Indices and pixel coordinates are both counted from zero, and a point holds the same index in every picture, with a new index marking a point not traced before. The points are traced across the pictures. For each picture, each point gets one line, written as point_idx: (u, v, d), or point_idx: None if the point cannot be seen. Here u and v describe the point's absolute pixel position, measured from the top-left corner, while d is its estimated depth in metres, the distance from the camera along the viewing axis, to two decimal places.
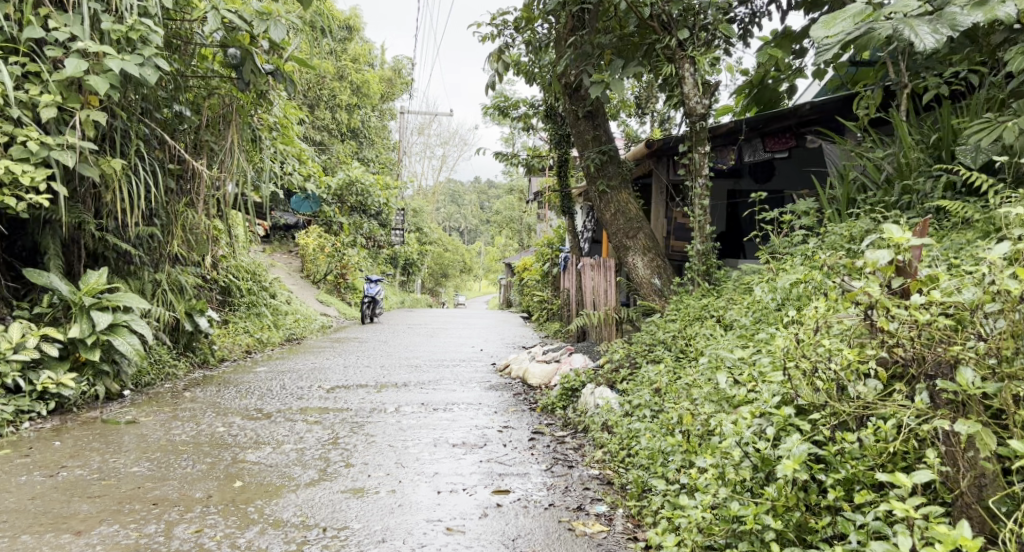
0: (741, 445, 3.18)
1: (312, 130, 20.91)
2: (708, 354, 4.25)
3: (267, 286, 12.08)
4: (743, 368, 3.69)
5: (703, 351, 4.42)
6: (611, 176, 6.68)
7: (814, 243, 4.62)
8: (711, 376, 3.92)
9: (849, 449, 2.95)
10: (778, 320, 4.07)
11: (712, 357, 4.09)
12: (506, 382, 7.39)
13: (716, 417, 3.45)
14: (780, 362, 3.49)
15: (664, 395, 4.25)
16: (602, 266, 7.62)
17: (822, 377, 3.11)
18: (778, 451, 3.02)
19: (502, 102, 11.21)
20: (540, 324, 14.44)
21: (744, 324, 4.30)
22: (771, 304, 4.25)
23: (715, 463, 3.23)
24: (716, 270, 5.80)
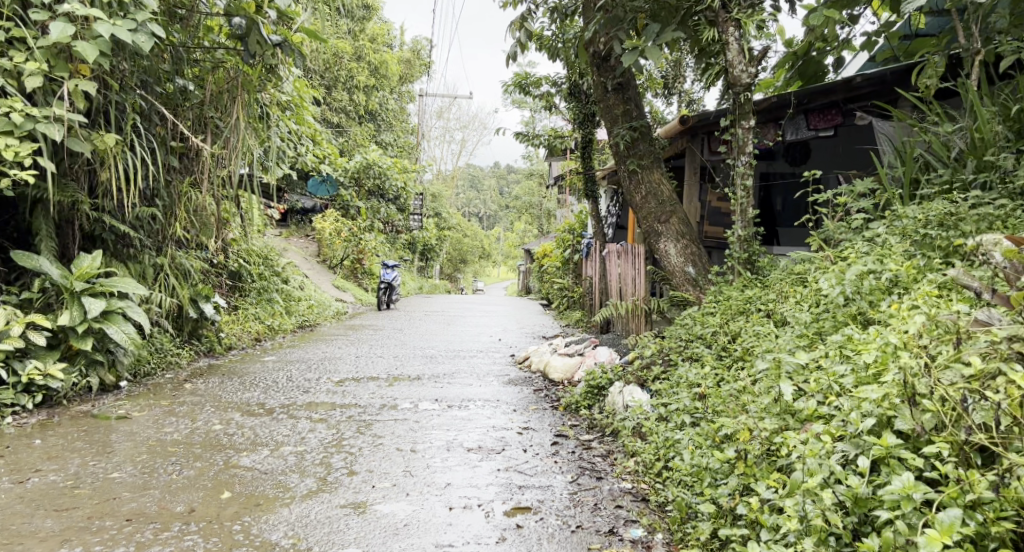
0: (828, 481, 2.74)
1: (328, 112, 20.47)
2: (759, 355, 3.76)
3: (280, 271, 11.70)
4: (812, 378, 3.20)
5: (752, 350, 3.93)
6: (643, 155, 6.15)
7: (881, 230, 4.10)
8: (766, 380, 3.43)
9: (978, 494, 2.46)
10: (841, 318, 3.57)
11: (765, 358, 3.60)
12: (526, 375, 6.95)
13: (782, 436, 3.01)
14: (866, 378, 3.03)
15: (708, 399, 3.77)
16: (629, 253, 7.12)
17: (933, 401, 2.69)
18: (875, 493, 2.60)
19: (523, 79, 10.66)
20: (561, 313, 13.96)
21: (801, 320, 3.80)
22: (831, 298, 3.75)
23: (791, 500, 2.76)
24: (760, 259, 5.29)
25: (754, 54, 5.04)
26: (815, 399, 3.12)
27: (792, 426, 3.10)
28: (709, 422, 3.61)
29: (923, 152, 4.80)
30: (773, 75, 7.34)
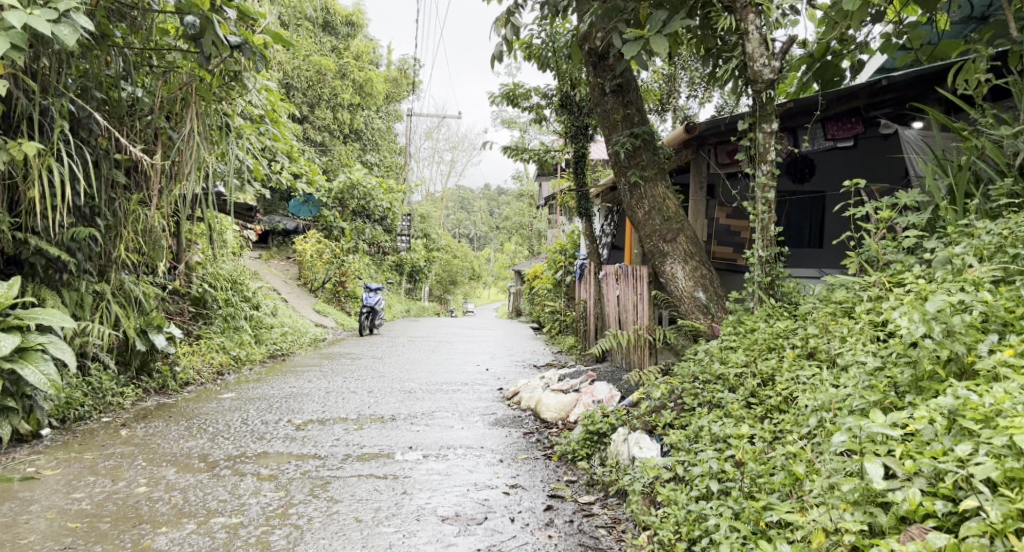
0: None
1: (311, 131, 19.75)
2: (812, 413, 3.03)
3: (251, 297, 10.89)
4: (900, 454, 2.52)
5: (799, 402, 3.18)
6: (646, 165, 5.42)
7: (957, 248, 3.35)
8: (831, 450, 2.69)
9: None
10: (920, 369, 2.82)
11: (831, 421, 2.86)
12: (514, 414, 6.17)
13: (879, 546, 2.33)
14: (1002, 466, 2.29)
15: (746, 465, 3.03)
16: (628, 276, 6.39)
17: None
18: None
19: (511, 90, 9.92)
20: (553, 339, 13.21)
21: (859, 365, 3.06)
22: (899, 336, 3.01)
23: None
24: (785, 284, 4.58)
25: (777, 46, 4.34)
26: (920, 489, 2.40)
27: (886, 527, 2.41)
28: (754, 499, 2.88)
29: (978, 159, 4.11)
30: (786, 81, 6.68)
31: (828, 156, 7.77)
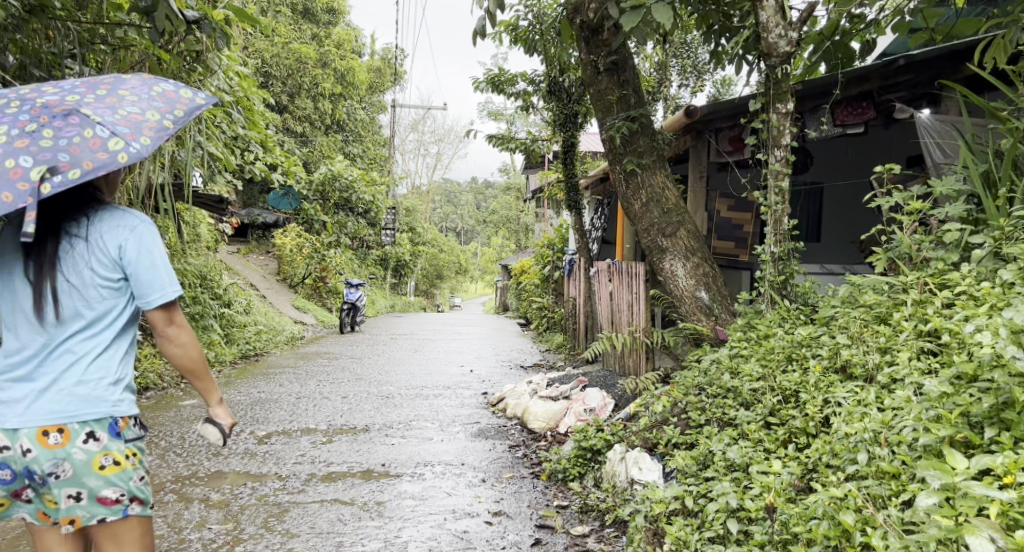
0: None
1: (291, 122, 19.10)
2: (857, 443, 2.53)
3: (222, 294, 10.34)
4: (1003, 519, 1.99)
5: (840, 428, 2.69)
6: (643, 152, 4.95)
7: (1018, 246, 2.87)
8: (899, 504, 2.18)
9: None
10: (1001, 397, 2.32)
11: (892, 459, 2.36)
12: (499, 423, 5.70)
13: None
14: None
15: (775, 505, 2.53)
16: (622, 274, 5.93)
17: None
18: None
19: (496, 75, 9.37)
20: (540, 336, 12.78)
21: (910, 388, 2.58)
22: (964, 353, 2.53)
23: None
24: (799, 285, 4.11)
25: (795, 14, 3.86)
26: None
27: None
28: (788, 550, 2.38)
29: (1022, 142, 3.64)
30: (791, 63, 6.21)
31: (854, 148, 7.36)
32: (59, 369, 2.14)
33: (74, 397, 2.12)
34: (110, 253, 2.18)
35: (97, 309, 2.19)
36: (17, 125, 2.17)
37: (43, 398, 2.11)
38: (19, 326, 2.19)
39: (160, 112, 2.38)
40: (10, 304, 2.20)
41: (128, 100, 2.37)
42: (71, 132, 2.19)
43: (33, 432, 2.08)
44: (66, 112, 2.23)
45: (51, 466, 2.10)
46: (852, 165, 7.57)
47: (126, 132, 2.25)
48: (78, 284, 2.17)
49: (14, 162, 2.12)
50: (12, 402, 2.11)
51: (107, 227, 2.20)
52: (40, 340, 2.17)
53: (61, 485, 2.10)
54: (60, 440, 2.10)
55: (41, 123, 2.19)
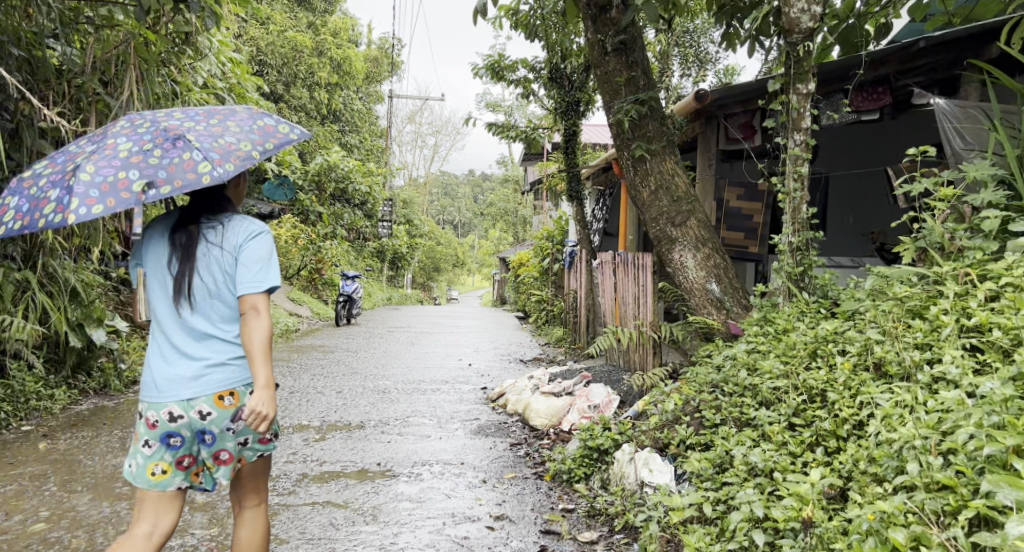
0: None
1: (286, 111, 18.79)
2: (902, 452, 2.30)
3: None
4: None
5: (879, 435, 2.47)
6: (652, 137, 4.72)
7: None
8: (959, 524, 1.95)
9: None
10: None
11: (947, 471, 2.14)
12: (500, 420, 5.49)
13: None
14: None
15: (811, 520, 2.31)
16: (628, 265, 5.71)
17: None
18: None
19: (496, 61, 9.13)
20: (539, 330, 12.58)
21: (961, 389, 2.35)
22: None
23: None
24: (818, 277, 3.89)
25: None
26: None
27: None
28: None
29: None
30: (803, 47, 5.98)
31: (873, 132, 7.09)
32: (205, 352, 2.47)
33: (228, 371, 2.48)
34: (231, 248, 2.48)
35: (228, 299, 2.51)
36: (136, 145, 2.57)
37: (199, 375, 2.45)
38: (166, 317, 2.53)
39: (253, 143, 2.71)
40: (160, 299, 2.55)
41: (231, 131, 2.73)
42: (175, 153, 2.55)
43: (204, 400, 2.44)
44: (176, 137, 2.60)
45: (225, 425, 2.48)
46: (862, 155, 7.35)
47: (218, 158, 2.58)
48: (212, 279, 2.50)
49: (124, 175, 2.49)
50: (172, 380, 2.44)
51: (232, 230, 2.52)
52: (186, 327, 2.50)
53: (235, 438, 2.50)
54: (230, 402, 2.47)
55: (155, 145, 2.56)
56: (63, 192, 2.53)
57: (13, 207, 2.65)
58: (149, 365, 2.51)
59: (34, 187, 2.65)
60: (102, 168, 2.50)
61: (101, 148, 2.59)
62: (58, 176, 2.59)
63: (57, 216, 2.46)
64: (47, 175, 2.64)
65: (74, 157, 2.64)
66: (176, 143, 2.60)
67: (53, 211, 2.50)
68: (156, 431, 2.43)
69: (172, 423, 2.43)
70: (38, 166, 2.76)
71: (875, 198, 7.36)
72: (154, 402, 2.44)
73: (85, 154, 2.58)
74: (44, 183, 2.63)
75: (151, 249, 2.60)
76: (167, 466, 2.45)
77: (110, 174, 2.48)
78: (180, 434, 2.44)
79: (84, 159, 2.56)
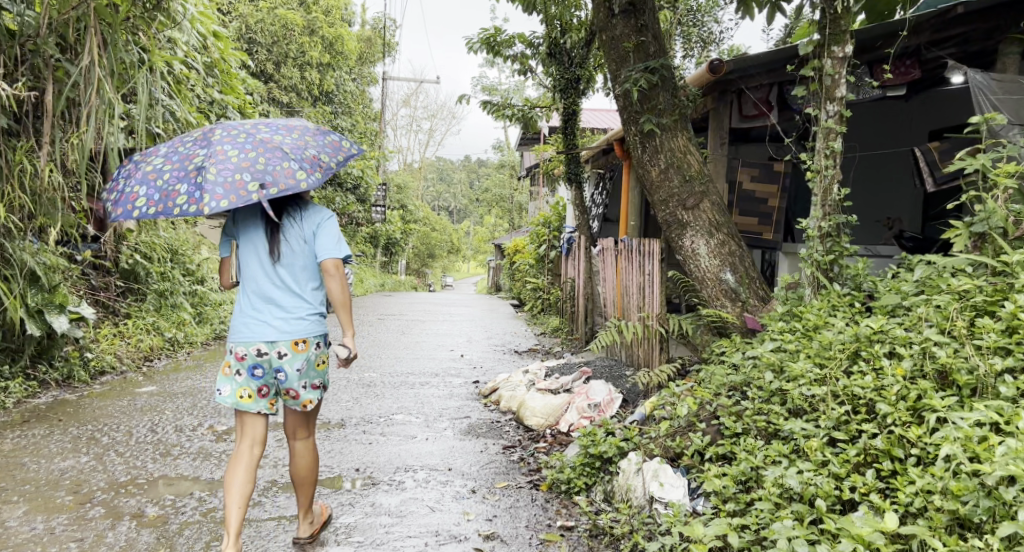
0: None
1: (275, 91, 18.22)
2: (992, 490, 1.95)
3: (195, 270, 9.63)
4: None
5: (954, 459, 2.19)
6: (663, 110, 4.29)
7: None
8: None
9: None
10: None
11: None
12: (493, 418, 5.08)
13: None
14: None
15: None
16: (633, 252, 5.29)
17: None
18: None
19: (491, 35, 8.61)
20: (534, 318, 12.16)
21: None
22: None
23: None
24: (850, 266, 3.47)
25: None
26: None
27: None
28: None
29: None
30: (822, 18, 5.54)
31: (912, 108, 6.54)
32: (292, 304, 3.01)
33: (307, 322, 3.01)
34: (314, 227, 3.04)
35: (304, 266, 3.06)
36: (243, 151, 2.97)
37: (285, 323, 2.98)
38: (256, 276, 3.04)
39: (329, 156, 3.19)
40: (250, 261, 3.06)
41: (310, 145, 3.18)
42: (276, 161, 2.98)
43: (284, 342, 2.96)
44: (274, 148, 3.03)
45: (296, 365, 2.99)
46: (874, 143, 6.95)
47: (309, 167, 3.04)
48: (297, 248, 3.04)
49: (240, 176, 2.90)
50: (260, 324, 2.96)
51: (311, 214, 3.07)
52: (273, 285, 3.02)
53: (304, 378, 3.01)
54: (304, 347, 2.99)
55: (261, 152, 2.99)
56: (187, 185, 2.92)
57: (132, 194, 2.99)
58: (238, 313, 3.02)
59: (150, 177, 2.99)
60: (221, 170, 2.90)
61: (211, 150, 2.97)
62: (177, 170, 2.96)
63: (188, 206, 2.85)
64: (162, 169, 2.99)
65: (185, 154, 3.01)
66: (274, 153, 3.02)
67: (182, 201, 2.88)
68: (244, 363, 2.96)
69: (258, 357, 2.95)
70: (145, 158, 3.09)
71: (888, 187, 6.93)
72: (244, 340, 2.95)
73: (201, 153, 2.96)
74: (161, 176, 2.98)
75: (244, 222, 3.09)
76: (251, 392, 2.97)
77: (230, 174, 2.88)
78: (264, 367, 2.96)
79: (202, 158, 2.95)
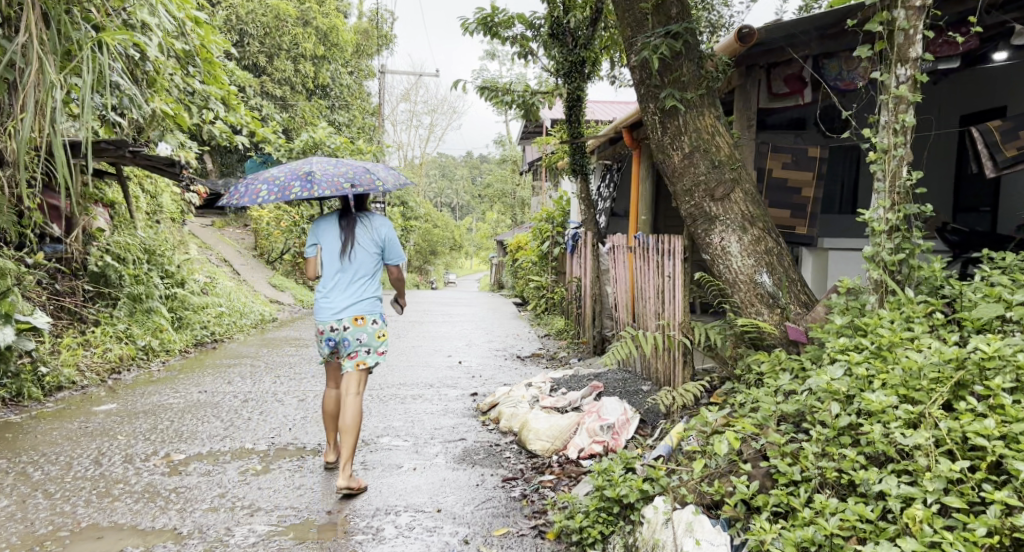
0: None
1: (269, 86, 17.61)
2: None
3: (175, 273, 9.01)
4: None
5: None
6: (687, 83, 3.66)
7: None
8: None
9: None
10: None
11: None
12: (492, 441, 4.45)
13: None
14: None
15: None
16: (649, 251, 4.65)
17: None
18: None
19: (489, 15, 7.95)
20: (538, 320, 11.55)
21: None
22: None
23: None
24: (921, 267, 2.99)
25: None
26: None
27: None
28: None
29: None
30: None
31: (971, 83, 5.86)
32: (358, 289, 3.82)
33: (370, 302, 3.83)
34: (379, 233, 3.92)
35: (368, 259, 3.88)
36: (338, 167, 3.97)
37: (355, 303, 3.79)
38: (330, 268, 3.83)
39: (395, 179, 4.17)
40: (327, 254, 3.85)
41: (379, 171, 4.17)
42: (361, 173, 3.95)
43: (350, 317, 3.77)
44: (359, 168, 4.03)
45: (357, 337, 3.79)
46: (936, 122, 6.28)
47: (384, 181, 4.02)
48: (364, 248, 3.87)
49: (338, 179, 3.86)
50: (335, 302, 3.77)
51: (375, 216, 3.97)
52: (343, 273, 3.82)
53: (364, 347, 3.81)
54: (364, 322, 3.80)
55: (352, 169, 4.00)
56: (298, 184, 3.84)
57: (256, 191, 3.90)
58: (318, 295, 3.83)
59: (267, 181, 3.93)
60: (325, 174, 3.87)
61: (316, 164, 3.95)
62: (289, 175, 3.89)
63: (301, 192, 3.75)
64: (277, 175, 3.92)
65: (293, 167, 3.97)
66: (360, 171, 4.01)
67: (296, 191, 3.78)
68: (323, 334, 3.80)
69: (334, 328, 3.77)
70: (260, 174, 4.05)
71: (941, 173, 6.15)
72: (323, 317, 3.77)
73: (308, 166, 3.94)
74: (278, 179, 3.91)
75: (325, 223, 3.94)
76: (328, 354, 3.82)
77: (333, 176, 3.84)
78: (337, 336, 3.79)
79: (309, 168, 3.91)
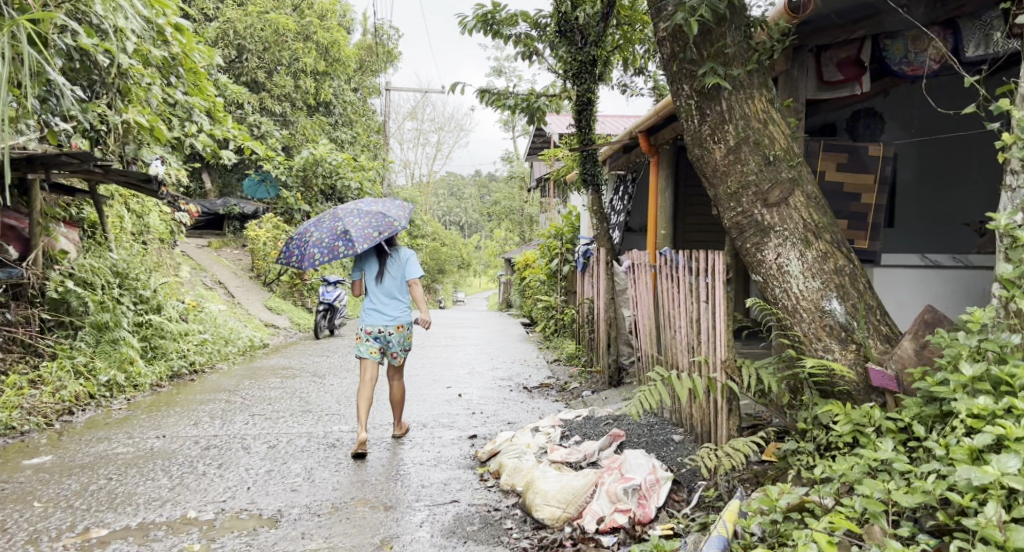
0: None
1: (268, 101, 16.92)
2: None
3: (153, 298, 8.21)
4: None
5: None
6: (734, 58, 2.91)
7: None
8: None
9: None
10: None
11: None
12: (491, 504, 3.64)
13: None
14: None
15: None
16: (679, 270, 3.84)
17: None
18: None
19: (490, 12, 7.20)
20: (547, 343, 10.70)
21: None
22: None
23: None
24: None
25: None
26: None
27: None
28: None
29: None
30: None
31: None
32: (395, 304, 4.22)
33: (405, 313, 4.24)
34: (406, 257, 4.27)
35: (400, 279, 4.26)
36: (362, 216, 4.17)
37: (395, 314, 4.20)
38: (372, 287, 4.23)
39: (404, 211, 4.41)
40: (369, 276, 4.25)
41: (388, 208, 4.38)
42: (384, 221, 4.18)
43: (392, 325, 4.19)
44: (376, 212, 4.24)
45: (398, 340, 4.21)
46: None
47: (399, 220, 4.26)
48: (395, 270, 4.25)
49: (370, 231, 4.09)
50: (378, 313, 4.19)
51: (400, 248, 4.31)
52: (382, 290, 4.21)
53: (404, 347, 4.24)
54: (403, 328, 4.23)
55: (374, 212, 4.24)
56: (340, 243, 4.02)
57: (309, 256, 4.03)
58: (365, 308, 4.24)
59: (314, 245, 4.07)
60: (355, 227, 4.08)
61: (343, 220, 4.12)
62: (329, 234, 4.07)
63: (348, 251, 3.97)
64: (320, 236, 4.08)
65: (326, 226, 4.14)
66: (380, 218, 4.23)
67: (343, 251, 3.98)
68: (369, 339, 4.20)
69: (380, 332, 4.17)
70: (303, 234, 4.20)
71: None
72: (370, 324, 4.19)
73: (338, 222, 4.11)
74: (319, 240, 4.07)
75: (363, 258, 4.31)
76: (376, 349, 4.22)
77: (366, 228, 4.07)
78: (383, 338, 4.19)
79: (342, 223, 4.10)
